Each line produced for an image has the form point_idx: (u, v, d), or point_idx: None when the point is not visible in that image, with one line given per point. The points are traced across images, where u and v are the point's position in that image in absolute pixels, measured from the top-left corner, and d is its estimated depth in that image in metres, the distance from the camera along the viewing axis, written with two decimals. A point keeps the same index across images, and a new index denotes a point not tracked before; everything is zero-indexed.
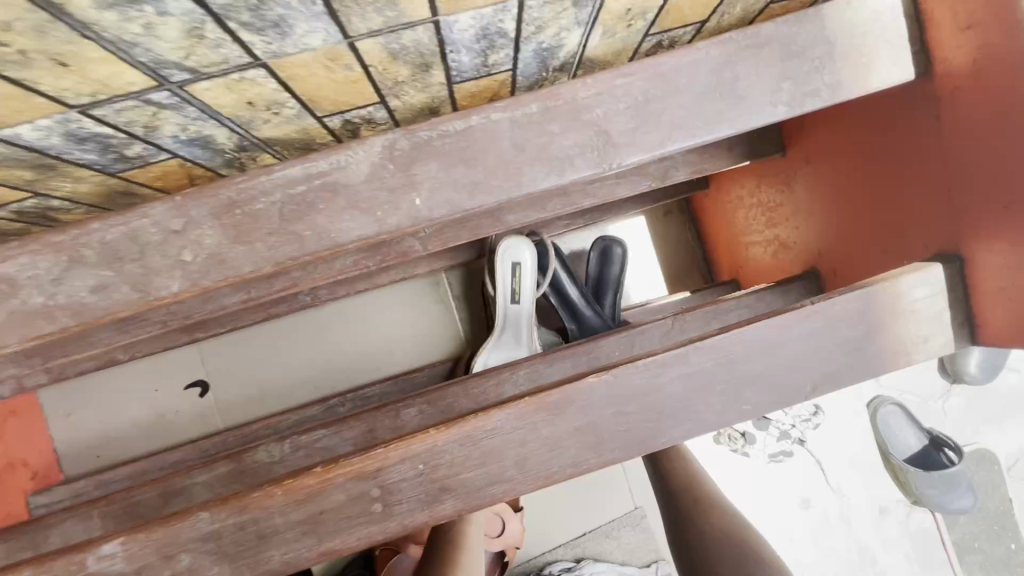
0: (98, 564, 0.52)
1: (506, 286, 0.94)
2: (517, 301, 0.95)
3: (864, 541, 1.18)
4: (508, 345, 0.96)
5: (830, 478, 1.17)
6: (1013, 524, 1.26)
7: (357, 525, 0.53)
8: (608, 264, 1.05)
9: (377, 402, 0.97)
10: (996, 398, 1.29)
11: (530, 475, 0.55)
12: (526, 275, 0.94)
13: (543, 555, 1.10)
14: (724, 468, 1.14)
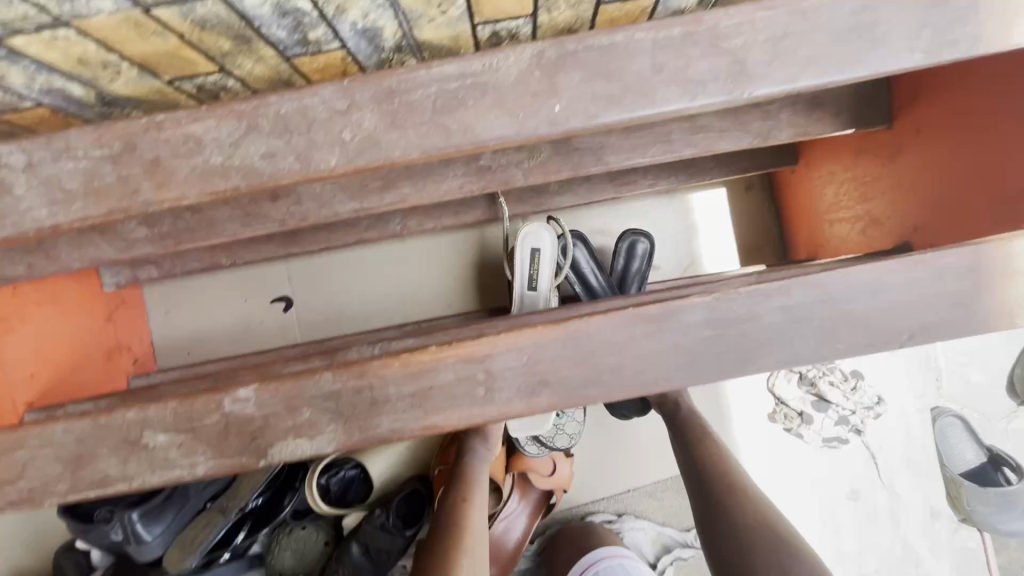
0: (232, 406, 0.58)
1: (524, 272, 0.97)
2: (534, 288, 0.98)
3: (907, 541, 1.17)
4: None
5: (882, 473, 1.15)
6: None
7: (461, 404, 0.58)
8: (630, 258, 1.07)
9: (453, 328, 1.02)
10: None
11: (623, 381, 0.58)
12: (543, 261, 0.97)
13: (584, 505, 1.15)
14: (775, 446, 1.14)
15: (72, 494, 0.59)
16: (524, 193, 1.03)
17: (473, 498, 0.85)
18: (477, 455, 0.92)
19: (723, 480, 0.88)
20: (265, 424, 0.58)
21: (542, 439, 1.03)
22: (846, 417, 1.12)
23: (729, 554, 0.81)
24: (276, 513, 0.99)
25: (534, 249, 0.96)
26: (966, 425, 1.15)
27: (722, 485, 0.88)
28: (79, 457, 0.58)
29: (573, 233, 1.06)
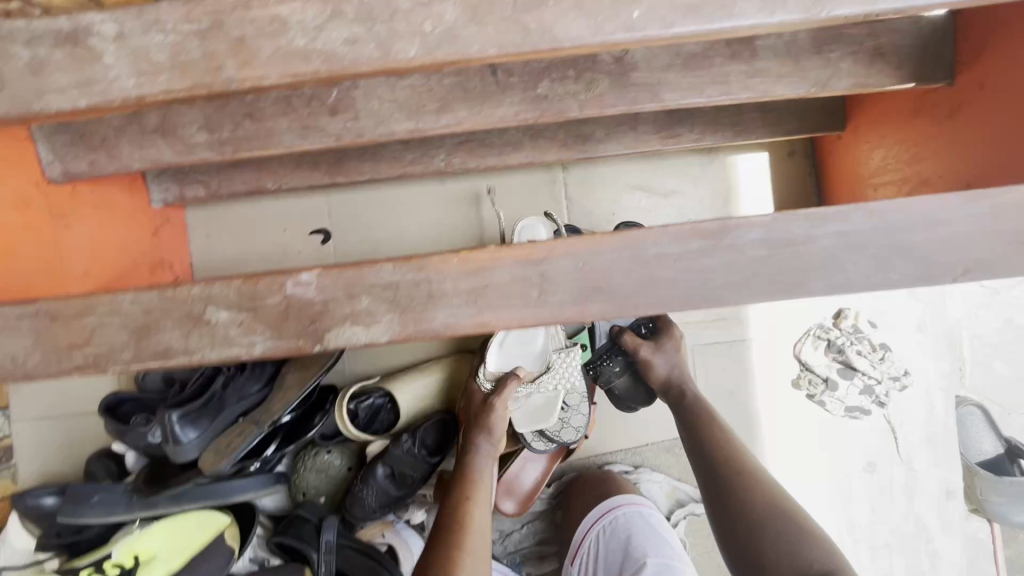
0: (294, 289, 0.60)
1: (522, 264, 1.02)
2: None
3: (921, 518, 1.18)
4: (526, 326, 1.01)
5: (901, 448, 1.16)
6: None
7: (515, 305, 0.60)
8: None
9: None
10: None
11: (675, 295, 0.59)
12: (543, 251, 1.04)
13: (602, 455, 1.17)
14: (796, 411, 1.15)
15: (135, 364, 0.62)
16: (569, 139, 1.04)
17: (472, 498, 0.90)
18: (479, 453, 0.94)
19: (731, 468, 0.91)
20: (323, 310, 0.60)
21: (548, 434, 1.04)
22: (871, 387, 1.13)
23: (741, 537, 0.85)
24: (307, 430, 1.02)
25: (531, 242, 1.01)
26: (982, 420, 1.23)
27: (731, 475, 0.90)
28: (144, 328, 0.61)
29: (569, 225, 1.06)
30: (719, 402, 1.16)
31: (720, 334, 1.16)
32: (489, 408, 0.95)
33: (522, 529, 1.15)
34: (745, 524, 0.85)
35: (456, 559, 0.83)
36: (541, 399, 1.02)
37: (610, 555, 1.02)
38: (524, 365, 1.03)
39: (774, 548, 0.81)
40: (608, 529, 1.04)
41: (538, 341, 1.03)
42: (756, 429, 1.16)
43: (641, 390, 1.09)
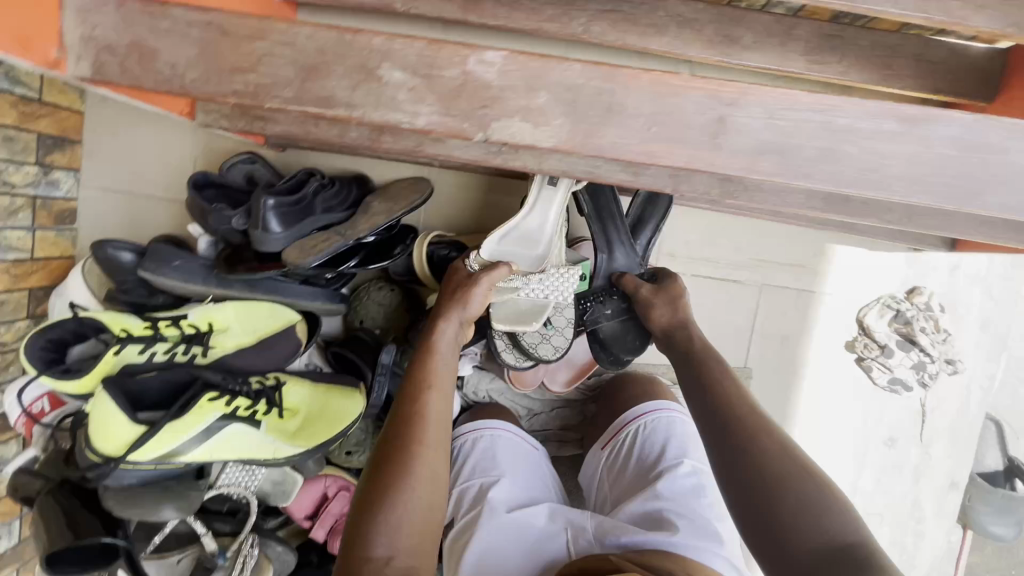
0: (476, 67, 0.58)
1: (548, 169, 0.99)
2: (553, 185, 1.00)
3: (920, 503, 1.24)
4: (529, 230, 1.00)
5: (924, 430, 1.20)
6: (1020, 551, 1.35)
7: (688, 141, 0.59)
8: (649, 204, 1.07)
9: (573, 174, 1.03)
10: None
11: (848, 171, 0.58)
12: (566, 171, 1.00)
13: (646, 364, 1.20)
14: (843, 373, 1.17)
15: (293, 104, 0.60)
16: (716, 37, 1.00)
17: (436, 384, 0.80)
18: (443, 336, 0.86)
19: (739, 429, 0.81)
20: (497, 96, 0.59)
21: (523, 347, 1.07)
22: (923, 365, 1.12)
23: (758, 502, 0.74)
24: (384, 259, 1.02)
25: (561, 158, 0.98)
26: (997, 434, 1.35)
27: (738, 435, 0.80)
28: (314, 68, 0.59)
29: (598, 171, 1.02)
30: (770, 342, 1.18)
31: (792, 281, 1.16)
32: (463, 295, 0.90)
33: (550, 412, 1.20)
34: (753, 485, 0.75)
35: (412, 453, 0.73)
36: (526, 300, 1.01)
37: (643, 451, 1.01)
38: (518, 262, 1.00)
39: (792, 517, 0.71)
40: (648, 426, 1.03)
41: (539, 247, 1.01)
42: (800, 379, 1.18)
43: (625, 340, 1.07)
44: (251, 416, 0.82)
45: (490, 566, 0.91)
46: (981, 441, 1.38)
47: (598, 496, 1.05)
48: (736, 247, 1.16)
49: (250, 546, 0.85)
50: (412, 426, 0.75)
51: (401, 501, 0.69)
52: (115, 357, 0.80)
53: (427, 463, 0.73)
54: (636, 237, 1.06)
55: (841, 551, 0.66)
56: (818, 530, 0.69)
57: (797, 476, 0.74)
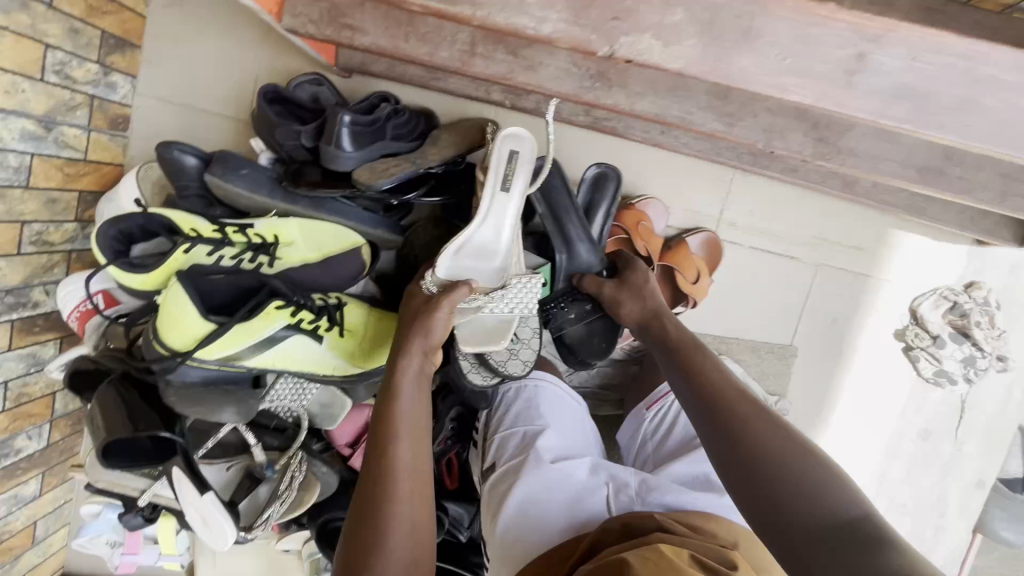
0: None
1: (498, 169, 0.89)
2: (506, 189, 0.91)
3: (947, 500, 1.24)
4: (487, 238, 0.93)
5: (959, 427, 1.20)
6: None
7: (823, 77, 0.56)
8: (598, 191, 1.06)
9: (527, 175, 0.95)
10: None
11: (984, 125, 0.56)
12: (519, 168, 0.90)
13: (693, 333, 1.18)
14: (889, 361, 1.17)
15: None
16: None
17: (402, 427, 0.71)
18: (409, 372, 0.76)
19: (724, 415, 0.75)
20: (632, 8, 0.57)
21: (489, 365, 1.02)
22: (973, 360, 1.14)
23: (759, 494, 0.65)
24: (448, 195, 1.01)
25: (514, 150, 0.89)
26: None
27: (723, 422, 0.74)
28: None
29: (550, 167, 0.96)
30: (819, 321, 1.17)
31: (851, 263, 1.15)
32: (425, 319, 0.80)
33: (591, 370, 1.20)
34: (751, 476, 0.67)
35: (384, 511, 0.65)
36: (493, 317, 0.92)
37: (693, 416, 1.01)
38: (477, 278, 0.93)
39: (794, 504, 0.62)
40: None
41: (497, 258, 0.94)
42: (845, 362, 1.18)
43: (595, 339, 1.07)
44: (314, 330, 0.81)
45: (532, 510, 0.91)
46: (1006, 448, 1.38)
47: (640, 454, 1.05)
48: (798, 223, 1.14)
49: (297, 464, 0.84)
50: (385, 457, 0.69)
51: (378, 546, 0.63)
52: (184, 256, 0.77)
53: (405, 506, 0.66)
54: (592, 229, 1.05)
55: (841, 526, 0.58)
56: (822, 516, 0.60)
57: (788, 453, 0.67)
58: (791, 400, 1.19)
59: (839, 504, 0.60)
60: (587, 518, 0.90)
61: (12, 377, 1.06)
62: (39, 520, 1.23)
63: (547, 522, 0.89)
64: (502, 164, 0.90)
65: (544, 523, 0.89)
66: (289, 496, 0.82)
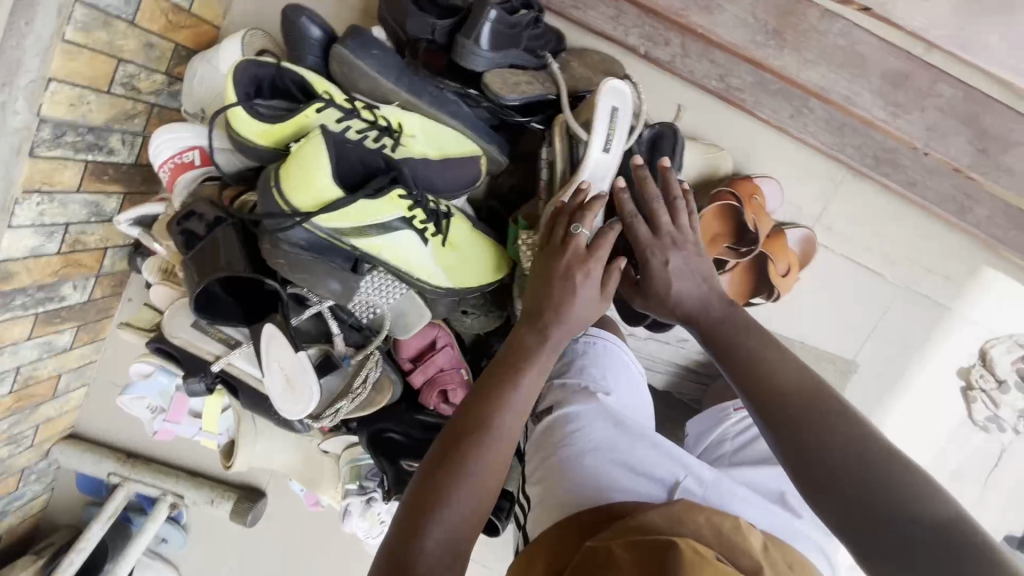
0: None
1: (601, 125, 0.82)
2: (606, 151, 0.84)
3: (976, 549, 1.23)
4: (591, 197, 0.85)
5: (994, 476, 1.19)
6: None
7: None
8: (660, 152, 0.92)
9: (599, 120, 0.83)
10: None
11: None
12: (618, 125, 0.84)
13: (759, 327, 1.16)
14: (946, 395, 1.16)
15: None
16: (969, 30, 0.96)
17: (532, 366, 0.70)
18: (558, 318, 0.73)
19: (791, 406, 0.61)
20: None
21: None
22: None
23: (830, 485, 0.54)
24: None
25: (614, 107, 0.83)
26: None
27: (794, 416, 0.60)
28: None
29: (615, 110, 0.84)
30: (886, 342, 1.16)
31: (935, 291, 1.13)
32: (573, 283, 0.74)
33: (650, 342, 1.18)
34: (821, 467, 0.56)
35: (493, 423, 0.65)
36: None
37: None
38: None
39: (869, 501, 0.52)
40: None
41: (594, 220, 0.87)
42: (901, 390, 1.17)
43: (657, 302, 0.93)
44: (422, 231, 0.76)
45: (568, 469, 0.88)
46: None
47: (714, 450, 0.99)
48: (898, 241, 1.11)
49: (372, 365, 0.83)
50: (471, 440, 0.63)
51: (476, 451, 0.63)
52: (314, 115, 0.73)
53: (507, 427, 0.66)
54: None
55: (938, 539, 0.47)
56: (902, 512, 0.50)
57: (871, 450, 0.54)
58: None
59: (937, 511, 0.48)
60: (647, 483, 0.85)
61: (73, 220, 1.01)
62: (64, 373, 1.19)
63: (607, 476, 0.85)
64: (609, 117, 0.84)
65: (603, 476, 0.86)
66: (359, 394, 0.83)
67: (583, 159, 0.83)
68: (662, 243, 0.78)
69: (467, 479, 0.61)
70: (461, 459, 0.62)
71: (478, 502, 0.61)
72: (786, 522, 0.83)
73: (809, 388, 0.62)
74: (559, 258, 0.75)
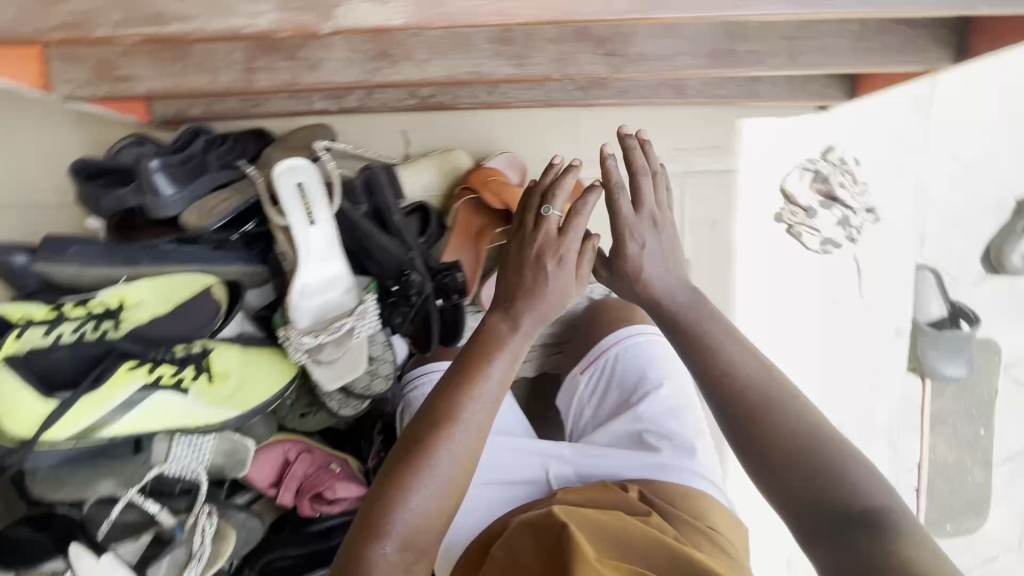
0: None
1: (292, 205, 0.86)
2: (312, 223, 0.87)
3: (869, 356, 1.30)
4: (323, 266, 0.87)
5: (863, 287, 1.26)
6: (973, 398, 1.63)
7: None
8: (377, 191, 0.93)
9: (291, 201, 0.86)
10: (994, 294, 1.58)
11: None
12: (311, 196, 0.87)
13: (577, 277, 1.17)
14: (777, 244, 1.20)
15: (123, 29, 0.57)
16: None
17: (478, 391, 0.69)
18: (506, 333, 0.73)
19: (742, 399, 0.70)
20: None
21: (356, 393, 0.89)
22: (847, 219, 1.19)
23: (773, 470, 0.65)
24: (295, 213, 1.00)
25: (298, 183, 0.87)
26: (937, 283, 1.52)
27: (743, 410, 0.70)
28: None
29: (301, 184, 0.87)
30: (702, 228, 1.19)
31: (713, 163, 1.17)
32: (545, 271, 0.77)
33: None
34: (763, 455, 0.66)
35: (436, 441, 0.65)
36: (359, 345, 0.88)
37: (625, 376, 0.98)
38: (338, 309, 0.88)
39: (801, 488, 0.63)
40: (631, 349, 1.00)
41: (341, 283, 0.89)
42: (739, 262, 1.20)
43: (457, 318, 0.92)
44: (176, 383, 0.79)
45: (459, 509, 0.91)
46: (925, 294, 1.53)
47: (578, 422, 1.01)
48: (656, 141, 1.16)
49: (203, 515, 0.83)
50: (410, 456, 0.65)
51: (428, 470, 0.64)
52: (17, 341, 0.73)
53: (462, 443, 0.66)
54: (391, 229, 0.93)
55: (855, 524, 0.58)
56: (827, 501, 0.61)
57: (803, 449, 0.65)
58: None
59: (859, 502, 0.60)
60: (526, 488, 0.91)
61: None
62: None
63: (489, 502, 0.91)
64: (297, 194, 0.87)
65: (486, 502, 0.91)
66: (203, 550, 0.82)
67: (293, 242, 0.86)
68: (638, 220, 0.89)
69: (426, 478, 0.64)
70: (408, 472, 0.64)
71: (441, 501, 0.65)
72: (643, 464, 0.89)
73: (757, 384, 0.71)
74: (535, 238, 0.79)
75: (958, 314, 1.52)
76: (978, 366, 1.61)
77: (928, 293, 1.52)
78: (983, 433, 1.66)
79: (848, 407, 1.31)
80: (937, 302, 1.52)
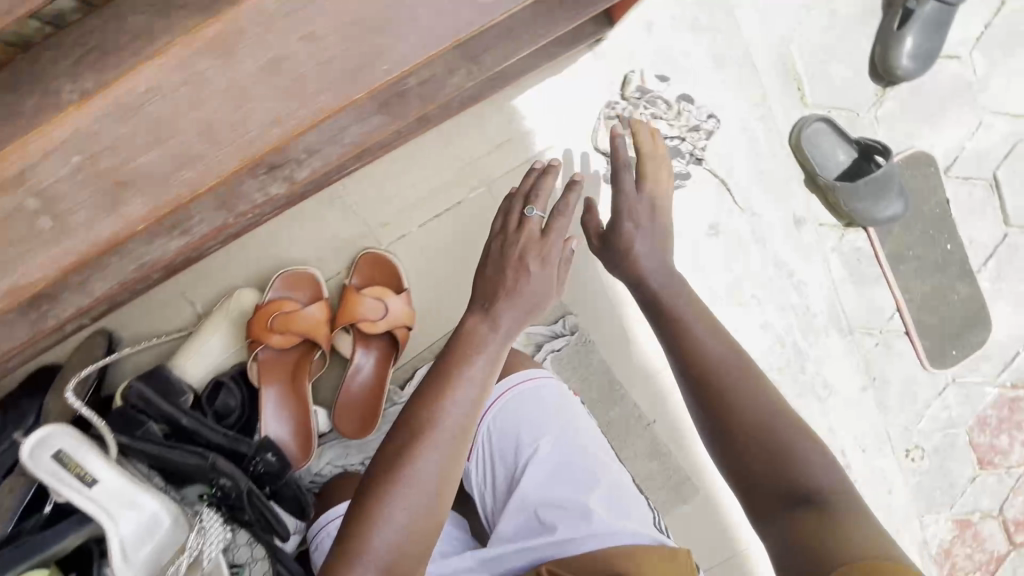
0: None
1: (62, 480, 0.76)
2: (94, 484, 0.76)
3: (774, 254, 1.15)
4: (133, 517, 0.77)
5: (737, 198, 1.11)
6: (924, 221, 1.47)
7: (35, 250, 0.44)
8: (154, 406, 0.82)
9: (59, 475, 0.76)
10: (896, 108, 1.40)
11: (223, 144, 0.44)
12: (77, 458, 0.77)
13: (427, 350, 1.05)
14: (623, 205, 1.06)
15: None
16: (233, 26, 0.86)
17: (448, 396, 0.62)
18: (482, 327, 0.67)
19: (703, 371, 0.64)
20: None
21: None
22: (678, 149, 1.05)
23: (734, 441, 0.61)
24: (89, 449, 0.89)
25: (55, 453, 0.76)
26: (831, 128, 1.32)
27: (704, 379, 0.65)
28: None
29: (57, 453, 0.76)
30: None
31: (509, 162, 1.04)
32: (524, 273, 0.71)
33: None
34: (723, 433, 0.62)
35: (409, 454, 0.59)
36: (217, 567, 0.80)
37: (502, 449, 0.86)
38: (174, 546, 0.80)
39: (763, 468, 0.60)
40: (502, 417, 0.87)
41: (163, 521, 0.80)
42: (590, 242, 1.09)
43: (296, 493, 0.83)
44: None
45: None
46: (826, 145, 1.33)
47: (485, 509, 0.89)
48: (439, 171, 1.02)
49: None
50: (381, 474, 0.58)
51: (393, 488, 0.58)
52: None
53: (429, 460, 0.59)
54: (188, 437, 0.83)
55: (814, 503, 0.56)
56: (786, 480, 0.58)
57: (771, 424, 0.60)
58: (579, 306, 1.14)
59: (820, 482, 0.57)
60: None
61: None
62: None
63: None
64: (59, 467, 0.76)
65: None
66: None
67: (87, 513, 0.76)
68: (630, 199, 0.78)
69: (395, 499, 0.57)
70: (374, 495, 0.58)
71: (408, 529, 0.57)
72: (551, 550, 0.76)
73: (729, 363, 0.64)
74: (523, 239, 0.73)
75: (870, 151, 1.32)
76: (917, 188, 1.44)
77: (827, 145, 1.33)
78: (951, 248, 1.50)
79: (781, 319, 1.18)
80: (841, 149, 1.33)
